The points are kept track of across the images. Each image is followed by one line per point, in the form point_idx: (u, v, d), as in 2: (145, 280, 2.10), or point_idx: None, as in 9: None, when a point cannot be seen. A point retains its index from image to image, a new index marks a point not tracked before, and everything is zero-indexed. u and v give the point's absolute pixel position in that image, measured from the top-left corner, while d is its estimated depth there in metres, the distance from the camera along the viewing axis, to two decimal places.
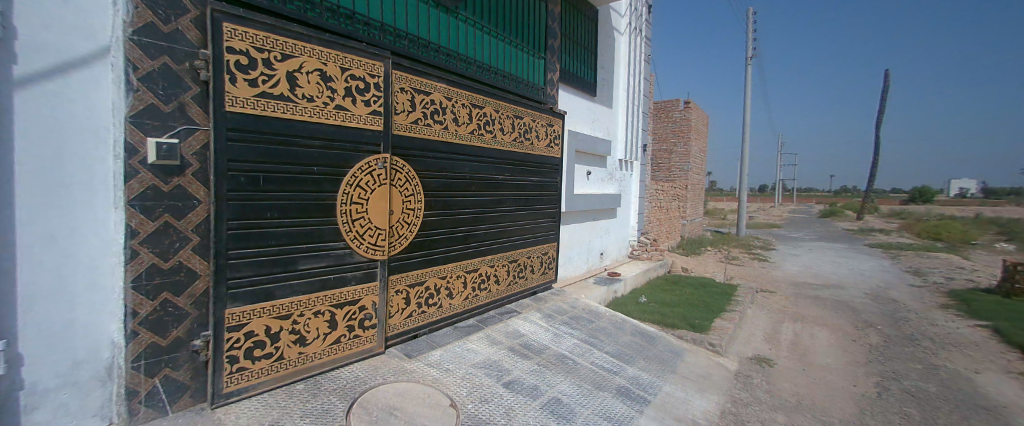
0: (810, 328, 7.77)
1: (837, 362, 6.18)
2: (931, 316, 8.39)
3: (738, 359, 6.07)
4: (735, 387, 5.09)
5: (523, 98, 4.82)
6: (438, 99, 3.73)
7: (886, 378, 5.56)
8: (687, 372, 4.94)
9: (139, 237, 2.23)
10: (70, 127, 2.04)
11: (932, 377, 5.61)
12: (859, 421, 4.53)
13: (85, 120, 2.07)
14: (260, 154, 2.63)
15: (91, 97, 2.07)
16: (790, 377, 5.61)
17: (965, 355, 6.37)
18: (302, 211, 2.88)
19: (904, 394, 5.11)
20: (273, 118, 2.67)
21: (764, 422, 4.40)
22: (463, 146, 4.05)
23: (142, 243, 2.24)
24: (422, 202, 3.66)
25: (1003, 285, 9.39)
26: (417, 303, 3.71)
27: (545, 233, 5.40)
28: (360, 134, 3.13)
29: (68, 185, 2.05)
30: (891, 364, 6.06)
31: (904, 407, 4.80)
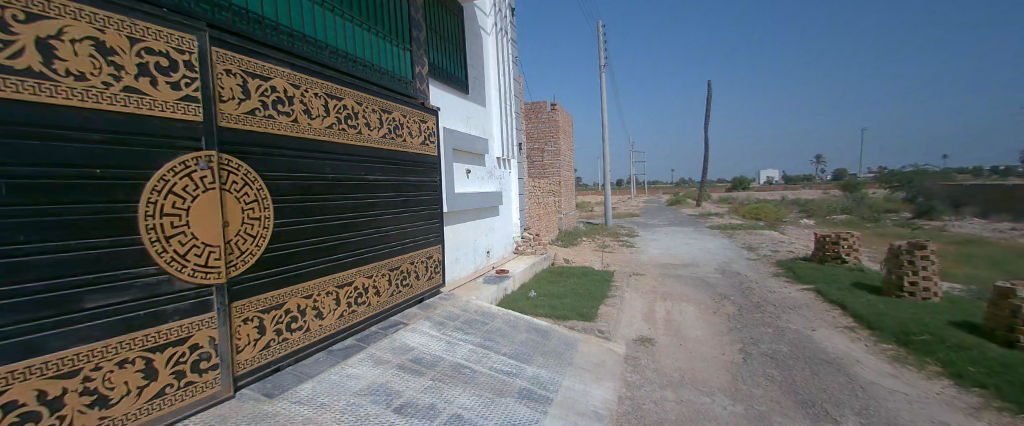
0: (678, 305, 8.98)
1: (706, 334, 7.24)
2: (770, 285, 10.46)
3: (625, 342, 6.65)
4: (626, 371, 5.57)
5: (389, 91, 4.46)
6: (279, 87, 3.17)
7: (748, 344, 6.70)
8: (581, 364, 5.23)
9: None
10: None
11: (782, 339, 6.86)
12: (733, 386, 5.29)
13: None
14: (5, 150, 1.74)
15: None
16: (670, 353, 6.36)
17: (803, 317, 7.97)
18: (83, 230, 2.02)
19: (764, 357, 6.17)
20: (18, 102, 1.79)
21: (656, 401, 4.84)
22: (322, 142, 3.53)
23: None
24: (269, 209, 3.03)
25: (818, 254, 12.16)
26: (275, 331, 3.06)
27: (428, 235, 5.10)
28: (168, 126, 2.38)
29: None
30: (748, 331, 7.31)
31: (766, 369, 5.75)
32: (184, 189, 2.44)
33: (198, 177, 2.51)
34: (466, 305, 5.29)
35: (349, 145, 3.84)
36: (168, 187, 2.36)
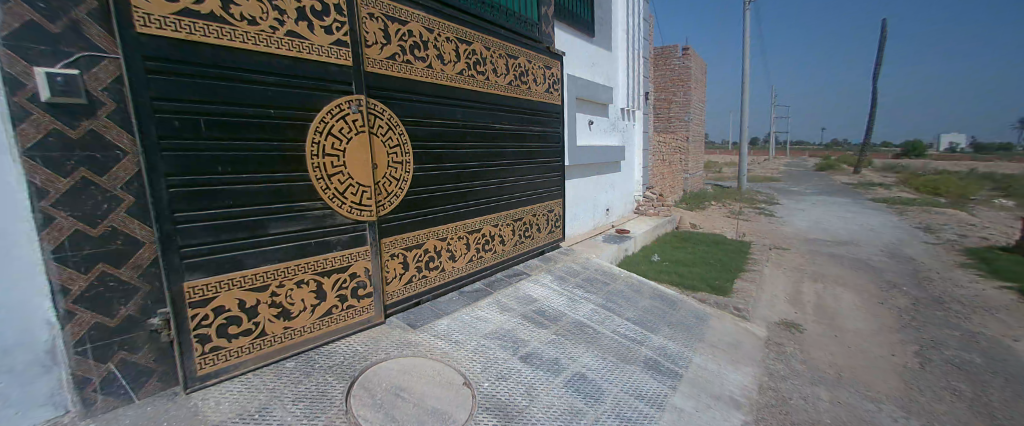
0: (832, 289, 7.34)
1: (869, 327, 5.80)
2: (953, 276, 7.95)
3: (766, 325, 5.69)
4: (769, 359, 4.69)
5: (518, 35, 4.13)
6: (416, 33, 3.09)
7: (925, 347, 5.18)
8: (715, 342, 4.56)
9: (49, 198, 1.68)
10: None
11: (975, 348, 5.18)
12: (906, 397, 4.14)
13: None
14: (197, 91, 2.01)
15: None
16: (823, 345, 5.25)
17: (999, 321, 5.94)
18: (266, 164, 2.27)
19: (949, 367, 4.73)
20: (205, 46, 2.02)
21: (806, 399, 4.01)
22: (454, 89, 3.42)
23: (55, 206, 1.69)
24: (410, 154, 3.08)
25: None
26: (417, 268, 3.24)
27: (551, 188, 4.90)
28: (325, 70, 2.50)
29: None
30: (928, 332, 5.64)
31: (952, 382, 4.40)
32: (340, 132, 2.58)
33: (351, 120, 2.63)
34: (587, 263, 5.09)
35: (478, 93, 3.67)
36: (329, 128, 2.52)
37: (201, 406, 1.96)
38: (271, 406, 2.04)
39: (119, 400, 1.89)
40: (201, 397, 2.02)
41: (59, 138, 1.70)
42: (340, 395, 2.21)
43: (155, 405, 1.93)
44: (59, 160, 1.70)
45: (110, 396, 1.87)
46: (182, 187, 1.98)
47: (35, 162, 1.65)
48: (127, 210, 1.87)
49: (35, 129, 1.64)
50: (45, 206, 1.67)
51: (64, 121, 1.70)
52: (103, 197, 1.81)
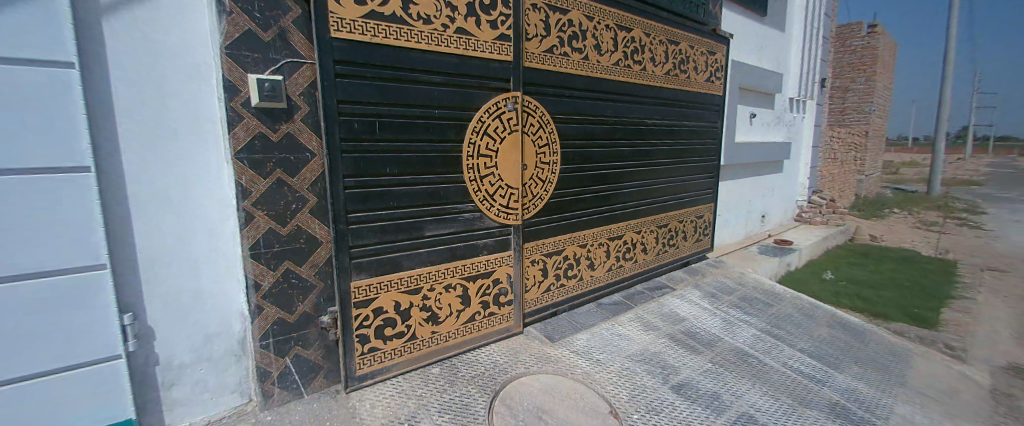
0: None
1: None
2: None
3: (991, 369, 3.87)
4: (1001, 414, 3.16)
5: (676, 17, 3.65)
6: (574, 21, 2.86)
7: None
8: (924, 388, 3.21)
9: (251, 197, 1.81)
10: (164, 64, 1.67)
11: None
12: None
13: (184, 54, 1.70)
14: (376, 93, 2.04)
15: (185, 26, 1.69)
16: None
17: None
18: (427, 165, 2.26)
19: None
20: (384, 47, 2.03)
21: None
22: (604, 80, 3.15)
23: (255, 205, 1.82)
24: (557, 154, 2.86)
25: None
26: (555, 275, 3.00)
27: (693, 191, 4.35)
28: (486, 67, 2.40)
29: (172, 130, 1.71)
30: None
31: None
32: (494, 131, 2.48)
33: (506, 118, 2.52)
34: (745, 275, 4.53)
35: (627, 85, 3.35)
36: (484, 128, 2.43)
37: (355, 407, 1.97)
38: (419, 416, 1.94)
39: (291, 395, 1.99)
40: (358, 398, 2.04)
41: (263, 141, 1.81)
42: (483, 411, 2.03)
43: (322, 402, 2.00)
44: (263, 160, 1.81)
45: (285, 390, 1.98)
46: (356, 188, 2.04)
47: (245, 163, 1.78)
48: (311, 209, 1.96)
49: (245, 132, 1.76)
50: (248, 204, 1.81)
51: (268, 124, 1.82)
52: (292, 196, 1.91)
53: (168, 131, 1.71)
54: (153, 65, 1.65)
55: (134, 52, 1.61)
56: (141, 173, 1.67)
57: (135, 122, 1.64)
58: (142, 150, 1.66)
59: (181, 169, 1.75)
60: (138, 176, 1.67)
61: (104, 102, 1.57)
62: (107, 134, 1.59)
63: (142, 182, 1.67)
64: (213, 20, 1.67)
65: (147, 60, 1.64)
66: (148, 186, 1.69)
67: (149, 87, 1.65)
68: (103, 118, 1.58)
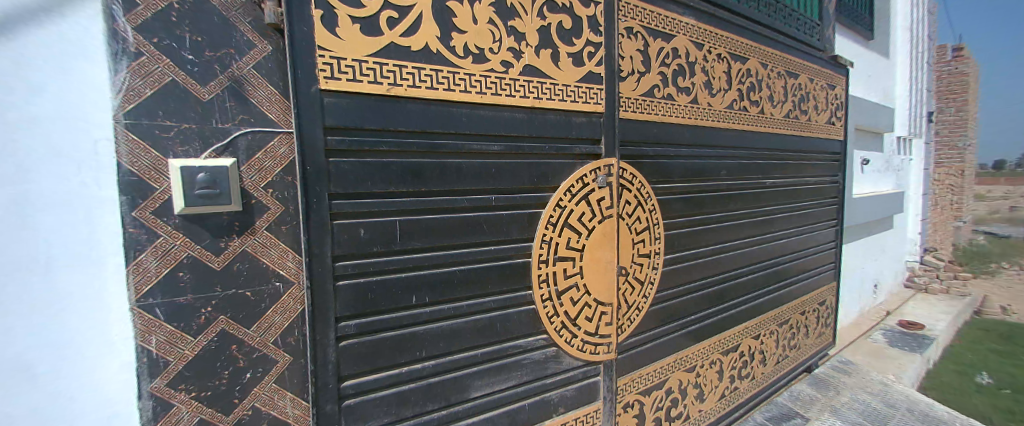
0: None
1: None
2: None
3: None
4: None
5: (795, 43, 2.73)
6: (680, 49, 1.97)
7: None
8: None
9: (165, 374, 1.09)
10: (12, 142, 0.92)
11: None
12: None
13: (53, 124, 0.96)
14: (398, 176, 1.27)
15: (58, 76, 0.95)
16: None
17: None
18: (478, 284, 1.51)
19: None
20: (411, 101, 1.25)
21: None
22: (714, 130, 2.21)
23: (173, 385, 1.09)
24: (659, 243, 2.03)
25: None
26: (656, 422, 2.03)
27: (818, 266, 3.22)
28: (568, 123, 1.57)
29: (40, 262, 0.97)
30: None
31: None
32: (579, 220, 1.69)
33: (595, 200, 1.72)
34: (892, 386, 3.25)
35: (742, 135, 2.38)
36: (563, 218, 1.65)
37: None
38: None
39: None
40: None
41: (194, 273, 1.08)
42: None
43: None
44: (191, 307, 1.09)
45: None
46: (360, 337, 1.30)
47: (161, 311, 1.07)
48: (279, 376, 1.23)
49: (159, 261, 1.05)
50: (158, 386, 1.08)
51: (207, 242, 1.09)
52: (244, 360, 1.17)
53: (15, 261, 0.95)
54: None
55: None
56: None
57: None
58: None
59: (52, 325, 1.00)
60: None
61: None
62: None
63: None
64: (98, 68, 0.97)
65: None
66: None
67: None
68: None
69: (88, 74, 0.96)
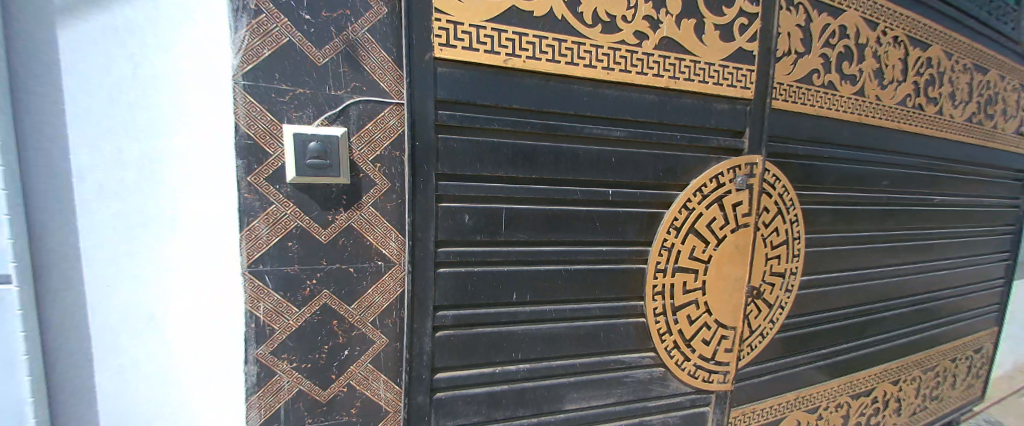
0: None
1: None
2: None
3: None
4: None
5: (993, 26, 2.13)
6: (830, 27, 1.63)
7: None
8: None
9: (269, 343, 1.10)
10: (157, 98, 0.98)
11: None
12: None
13: (184, 80, 0.98)
14: (510, 160, 1.14)
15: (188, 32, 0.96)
16: None
17: None
18: (584, 287, 1.35)
19: None
20: (530, 75, 1.08)
21: None
22: (856, 126, 1.84)
23: (277, 354, 1.11)
24: (796, 259, 1.80)
25: None
26: None
27: (984, 304, 2.57)
28: (707, 110, 1.33)
29: (168, 214, 1.02)
30: None
31: None
32: (707, 226, 1.48)
33: (730, 203, 1.49)
34: None
35: (893, 135, 1.96)
36: (690, 222, 1.44)
37: None
38: None
39: None
40: None
41: (302, 245, 1.09)
42: None
43: None
44: (298, 277, 1.10)
45: None
46: (456, 329, 1.24)
47: (270, 280, 1.08)
48: (375, 358, 1.21)
49: (270, 230, 1.05)
50: (263, 353, 1.11)
51: (316, 214, 1.08)
52: (343, 336, 1.17)
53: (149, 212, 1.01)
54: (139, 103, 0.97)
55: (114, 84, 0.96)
56: (107, 286, 1.01)
57: (103, 201, 0.98)
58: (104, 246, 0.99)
59: (166, 276, 1.04)
60: (103, 291, 1.00)
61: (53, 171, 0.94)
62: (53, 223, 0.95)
63: (107, 298, 1.01)
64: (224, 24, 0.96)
65: (135, 98, 0.97)
66: (117, 304, 1.02)
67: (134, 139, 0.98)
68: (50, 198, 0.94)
69: (206, 28, 0.96)
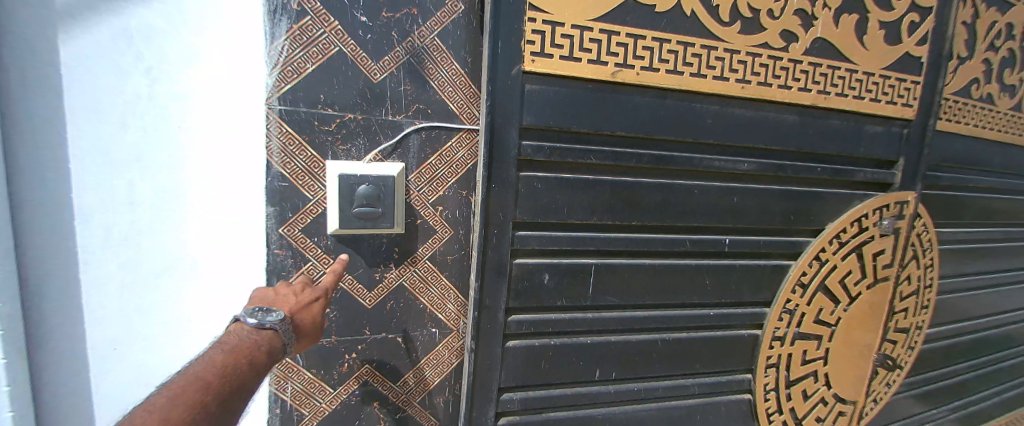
0: None
1: None
2: None
3: None
4: None
5: None
6: (990, 27, 1.29)
7: None
8: None
9: None
10: (171, 117, 0.75)
11: None
12: None
13: (209, 96, 0.76)
14: (605, 203, 0.86)
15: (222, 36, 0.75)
16: None
17: None
18: (681, 362, 1.01)
19: None
20: (643, 92, 0.82)
21: None
22: (1015, 149, 1.47)
23: None
24: (924, 310, 1.39)
25: None
26: None
27: None
28: (858, 133, 1.03)
29: (181, 264, 0.80)
30: None
31: None
32: (841, 280, 1.08)
33: (871, 252, 1.11)
34: None
35: None
36: (820, 279, 1.05)
37: None
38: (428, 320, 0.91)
39: None
40: None
41: (341, 310, 0.85)
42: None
43: None
44: (335, 351, 0.86)
45: None
46: (521, 416, 0.95)
47: (302, 355, 0.85)
48: None
49: None
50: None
51: (360, 273, 0.85)
52: (385, 420, 0.93)
53: (159, 260, 0.79)
54: (156, 122, 0.75)
55: (126, 99, 0.74)
56: (112, 348, 0.79)
57: (110, 251, 0.76)
58: (113, 303, 0.78)
59: (185, 338, 0.83)
60: (106, 354, 0.79)
61: (53, 206, 0.73)
62: (56, 274, 0.74)
63: (112, 363, 0.80)
64: (256, 23, 0.74)
65: (151, 122, 0.75)
66: (123, 369, 0.81)
67: (146, 168, 0.76)
68: (49, 243, 0.73)
69: (233, 28, 0.74)
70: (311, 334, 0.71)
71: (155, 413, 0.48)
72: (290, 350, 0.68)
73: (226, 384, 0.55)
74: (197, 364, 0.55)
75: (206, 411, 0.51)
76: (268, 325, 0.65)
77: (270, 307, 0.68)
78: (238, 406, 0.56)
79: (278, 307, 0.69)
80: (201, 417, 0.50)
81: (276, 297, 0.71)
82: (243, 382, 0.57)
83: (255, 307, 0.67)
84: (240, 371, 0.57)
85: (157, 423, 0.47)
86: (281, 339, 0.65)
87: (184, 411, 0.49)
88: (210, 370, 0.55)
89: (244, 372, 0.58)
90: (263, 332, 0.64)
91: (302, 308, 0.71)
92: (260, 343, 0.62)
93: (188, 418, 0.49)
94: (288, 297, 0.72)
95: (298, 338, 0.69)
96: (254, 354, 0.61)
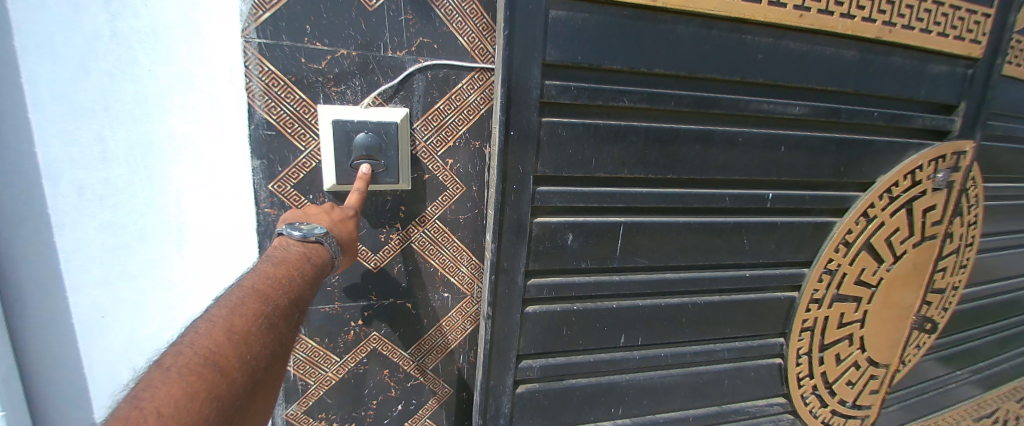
0: None
1: None
2: None
3: None
4: None
5: None
6: None
7: None
8: None
9: (303, 398, 0.81)
10: (143, 47, 0.63)
11: None
12: None
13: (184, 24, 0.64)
14: (638, 152, 0.76)
15: None
16: None
17: None
18: (712, 326, 0.94)
19: None
20: (685, 21, 0.71)
21: None
22: None
23: (311, 413, 0.82)
24: (966, 272, 1.23)
25: None
26: None
27: None
28: (921, 73, 0.91)
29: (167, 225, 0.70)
30: None
31: None
32: (887, 239, 0.99)
33: (922, 209, 1.01)
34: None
35: None
36: (865, 237, 0.96)
37: None
38: (450, 258, 0.83)
39: None
40: None
41: (346, 275, 0.78)
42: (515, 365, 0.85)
43: None
44: (339, 319, 0.79)
45: None
46: (541, 384, 0.89)
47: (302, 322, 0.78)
48: (436, 412, 0.91)
49: None
50: (295, 412, 0.81)
51: (364, 235, 0.76)
52: (397, 386, 0.87)
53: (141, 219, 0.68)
54: (125, 49, 0.62)
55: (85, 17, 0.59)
56: (100, 317, 0.68)
57: (86, 215, 0.65)
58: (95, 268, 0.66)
59: (180, 306, 0.75)
60: (94, 325, 0.68)
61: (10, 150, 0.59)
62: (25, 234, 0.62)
63: (102, 336, 0.69)
64: None
65: (119, 63, 0.62)
66: (114, 341, 0.70)
67: (118, 106, 0.63)
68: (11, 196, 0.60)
69: None
70: (352, 248, 0.65)
71: (215, 324, 0.43)
72: (339, 265, 0.63)
73: (283, 296, 0.50)
74: (250, 276, 0.50)
75: (269, 323, 0.47)
76: (314, 237, 0.59)
77: (307, 221, 0.62)
78: (301, 317, 0.51)
79: (314, 221, 0.62)
80: (264, 328, 0.46)
81: (308, 213, 0.64)
82: (300, 295, 0.51)
83: (295, 222, 0.61)
84: (295, 284, 0.52)
85: (221, 335, 0.42)
86: (328, 253, 0.59)
87: (246, 323, 0.45)
88: (264, 283, 0.50)
89: (301, 284, 0.52)
90: (308, 244, 0.58)
91: (339, 222, 0.63)
92: (308, 256, 0.56)
93: (252, 328, 0.45)
94: (321, 214, 0.64)
95: (343, 252, 0.63)
96: (304, 266, 0.55)
